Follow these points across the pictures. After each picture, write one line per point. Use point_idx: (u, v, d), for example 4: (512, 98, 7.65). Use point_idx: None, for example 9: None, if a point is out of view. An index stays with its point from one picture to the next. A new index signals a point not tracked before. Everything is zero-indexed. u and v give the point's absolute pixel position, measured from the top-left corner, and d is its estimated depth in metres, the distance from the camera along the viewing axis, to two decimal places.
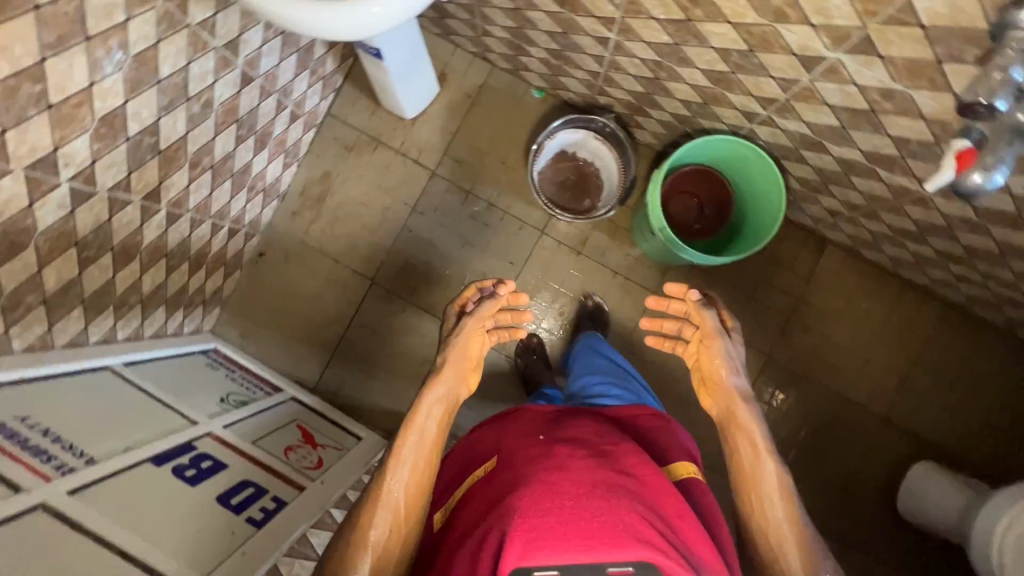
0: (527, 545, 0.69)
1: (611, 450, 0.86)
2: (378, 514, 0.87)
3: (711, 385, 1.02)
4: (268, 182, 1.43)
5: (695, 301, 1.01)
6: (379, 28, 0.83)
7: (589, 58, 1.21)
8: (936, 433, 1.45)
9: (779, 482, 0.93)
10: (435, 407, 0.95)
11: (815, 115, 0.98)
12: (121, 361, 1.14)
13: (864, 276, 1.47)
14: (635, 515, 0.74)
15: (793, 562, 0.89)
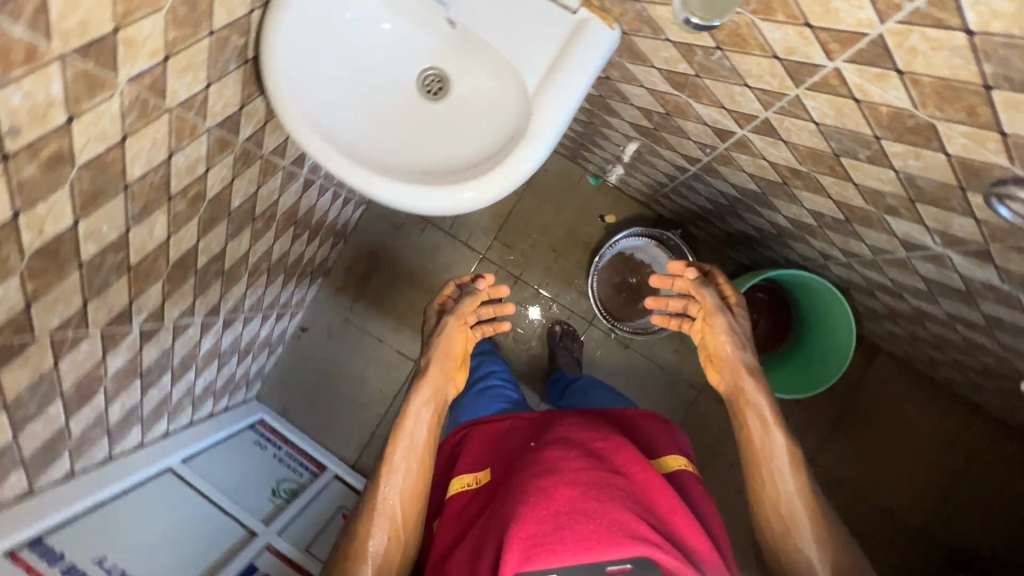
0: (525, 554, 0.59)
1: (600, 446, 0.78)
2: (377, 525, 0.78)
3: (716, 362, 0.87)
4: (317, 264, 1.41)
5: (694, 278, 0.87)
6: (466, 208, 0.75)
7: (661, 172, 1.18)
8: (977, 547, 1.43)
9: (793, 456, 0.80)
10: (424, 410, 0.85)
11: (902, 275, 0.95)
12: (178, 457, 1.11)
13: (912, 386, 1.45)
14: (629, 514, 0.65)
15: (807, 537, 0.78)
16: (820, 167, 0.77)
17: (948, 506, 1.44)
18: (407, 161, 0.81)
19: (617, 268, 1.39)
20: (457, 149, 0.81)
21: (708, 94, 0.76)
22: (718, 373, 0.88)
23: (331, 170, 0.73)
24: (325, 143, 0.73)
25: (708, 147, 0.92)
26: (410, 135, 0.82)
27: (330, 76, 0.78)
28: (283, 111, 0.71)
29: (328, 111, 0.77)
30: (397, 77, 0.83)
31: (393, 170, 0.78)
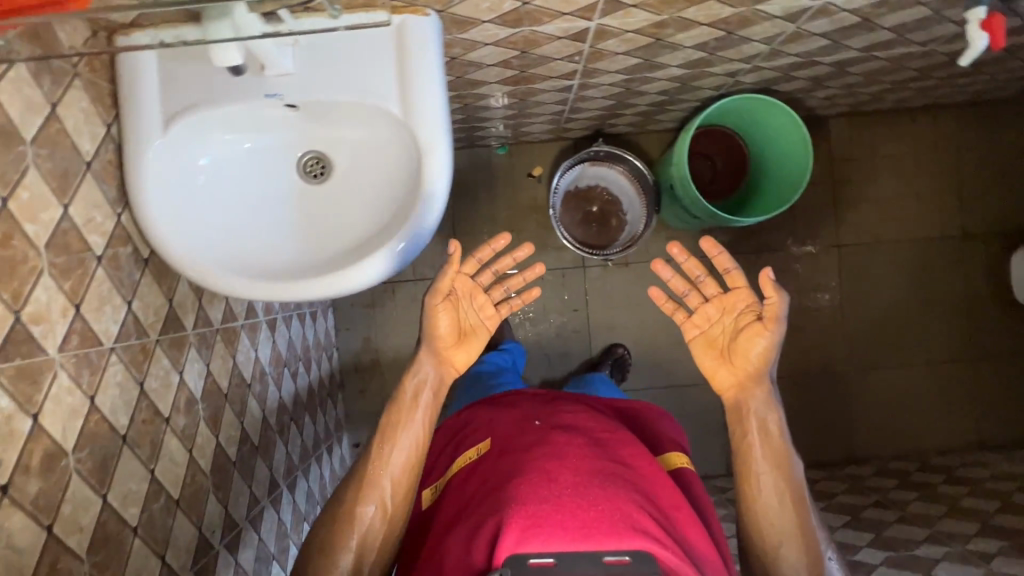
0: (524, 531, 0.71)
1: (606, 438, 0.94)
2: (364, 492, 0.85)
3: (738, 363, 0.85)
4: (328, 384, 1.39)
5: (770, 280, 0.82)
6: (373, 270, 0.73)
7: (552, 104, 1.18)
8: (1009, 218, 1.49)
9: (778, 453, 0.82)
10: (426, 379, 0.92)
11: (804, 46, 0.97)
12: None
13: (874, 128, 1.48)
14: (630, 503, 0.78)
15: (793, 558, 0.79)
16: (678, 5, 0.77)
17: (966, 203, 1.49)
18: (328, 246, 0.79)
19: (576, 206, 1.36)
20: (365, 210, 0.79)
21: (545, 11, 0.76)
22: (731, 375, 0.85)
23: (266, 299, 0.73)
24: (247, 278, 0.73)
25: (576, 55, 0.93)
26: (319, 221, 0.80)
27: (220, 217, 0.76)
28: (197, 274, 0.71)
29: (204, 239, 0.74)
30: (272, 170, 0.80)
31: (281, 262, 0.77)
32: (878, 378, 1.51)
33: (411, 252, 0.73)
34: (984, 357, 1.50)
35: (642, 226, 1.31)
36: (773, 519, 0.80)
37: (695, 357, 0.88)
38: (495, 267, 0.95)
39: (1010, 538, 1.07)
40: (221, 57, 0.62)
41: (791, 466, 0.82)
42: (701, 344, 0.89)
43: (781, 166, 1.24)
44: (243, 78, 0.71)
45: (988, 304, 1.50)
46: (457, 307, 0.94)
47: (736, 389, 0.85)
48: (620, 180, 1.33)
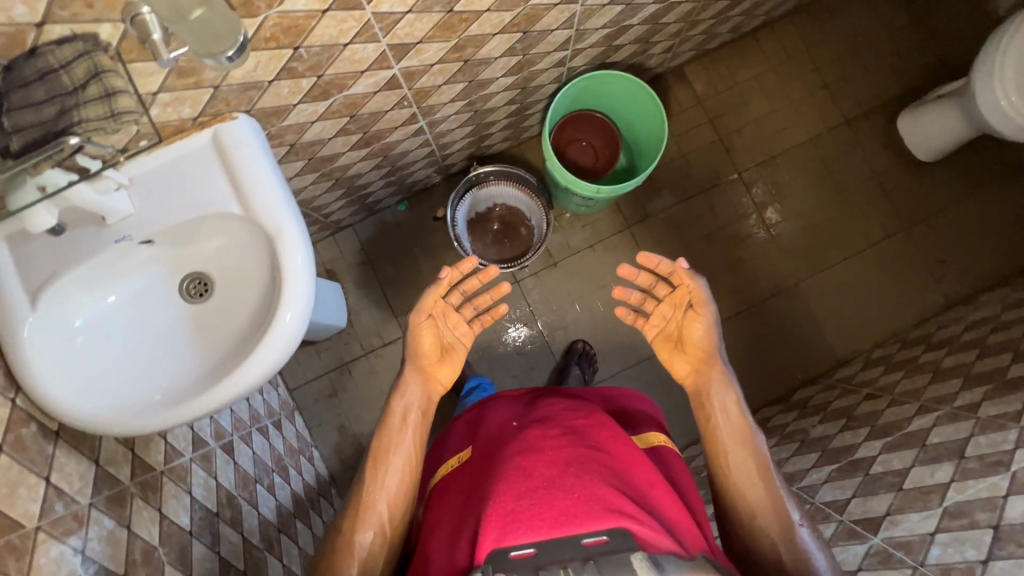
0: (503, 528, 0.68)
1: (582, 424, 0.87)
2: (365, 517, 0.86)
3: (691, 350, 0.96)
4: (316, 485, 1.37)
5: (684, 270, 0.92)
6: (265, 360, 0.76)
7: (418, 149, 1.23)
8: (881, 91, 1.55)
9: (740, 427, 0.88)
10: (411, 398, 0.98)
11: (603, 17, 1.04)
12: None
13: (726, 59, 1.56)
14: (606, 488, 0.73)
15: (769, 528, 0.80)
16: (458, 28, 0.84)
17: (837, 92, 1.56)
18: (229, 352, 0.81)
19: (481, 228, 1.40)
20: (252, 306, 0.83)
21: (344, 75, 0.82)
22: (688, 362, 0.96)
23: (183, 422, 0.74)
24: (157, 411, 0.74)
25: (404, 101, 0.98)
26: (217, 333, 0.84)
27: (119, 368, 0.79)
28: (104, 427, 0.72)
29: (109, 391, 0.77)
30: (153, 306, 0.84)
31: (187, 385, 0.79)
32: (831, 277, 1.52)
33: (299, 322, 0.77)
34: (917, 222, 1.53)
35: (543, 229, 1.36)
36: (741, 489, 0.83)
37: (657, 352, 1.01)
38: (468, 287, 1.06)
39: (992, 380, 1.06)
40: (34, 221, 0.65)
41: (751, 439, 0.86)
42: (661, 340, 1.00)
43: (647, 140, 1.32)
44: (67, 236, 0.75)
45: (897, 173, 1.54)
46: (438, 326, 1.03)
47: (694, 374, 0.96)
48: (513, 191, 1.37)
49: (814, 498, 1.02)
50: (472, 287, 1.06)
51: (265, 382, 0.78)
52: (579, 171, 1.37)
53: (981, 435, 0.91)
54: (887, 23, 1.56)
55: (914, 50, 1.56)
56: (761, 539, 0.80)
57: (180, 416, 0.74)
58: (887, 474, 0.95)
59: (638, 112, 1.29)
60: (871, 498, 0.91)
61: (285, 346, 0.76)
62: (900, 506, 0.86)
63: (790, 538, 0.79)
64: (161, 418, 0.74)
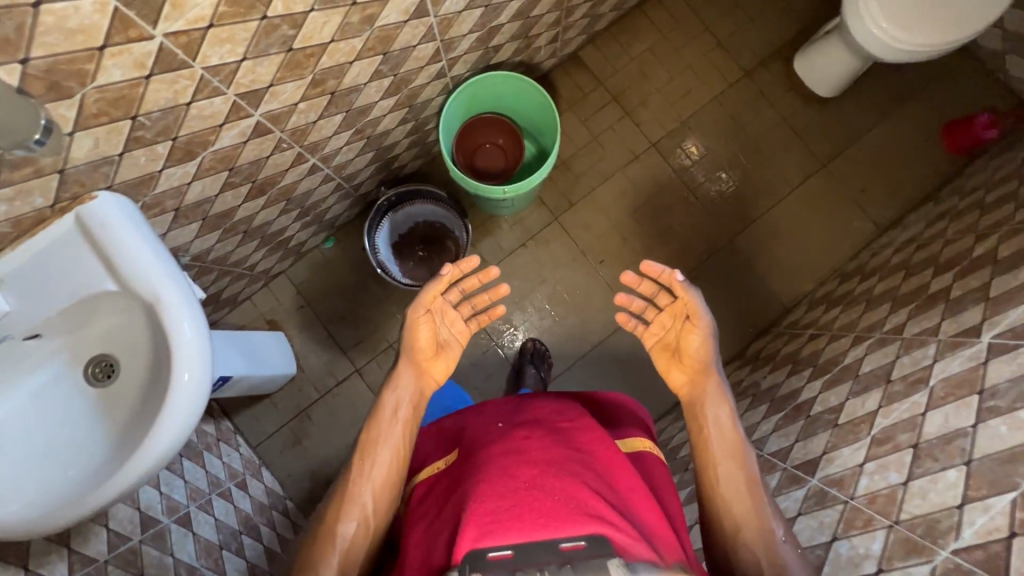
0: (481, 528, 0.63)
1: (567, 426, 0.85)
2: (348, 506, 0.81)
3: (687, 361, 0.91)
4: (294, 536, 1.36)
5: (679, 283, 0.88)
6: (169, 428, 0.74)
7: (322, 185, 1.23)
8: (776, 37, 1.57)
9: (733, 439, 0.83)
10: (403, 394, 0.93)
11: (466, 23, 1.05)
12: None
13: (619, 36, 1.57)
14: (587, 490, 0.69)
15: (751, 543, 0.76)
16: (308, 64, 0.84)
17: (733, 47, 1.58)
18: (140, 427, 0.80)
19: (408, 250, 1.40)
20: (158, 376, 0.82)
21: (202, 132, 0.81)
22: (685, 372, 0.92)
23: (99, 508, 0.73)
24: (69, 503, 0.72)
25: (282, 143, 0.98)
26: (130, 411, 0.83)
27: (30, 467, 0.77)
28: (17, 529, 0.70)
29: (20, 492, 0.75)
30: (58, 399, 0.83)
31: (102, 469, 0.78)
32: (764, 227, 1.54)
33: (200, 381, 0.76)
34: (835, 157, 1.55)
35: (467, 240, 1.37)
36: (726, 502, 0.79)
37: (654, 363, 0.96)
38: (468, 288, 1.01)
39: (916, 299, 1.07)
40: None
41: (742, 451, 0.82)
42: (659, 349, 0.96)
43: (553, 126, 1.29)
44: None
45: (807, 114, 1.56)
46: (435, 323, 0.98)
47: (690, 385, 0.91)
48: (433, 208, 1.38)
49: (763, 450, 1.02)
50: (470, 287, 1.01)
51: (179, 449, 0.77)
52: (508, 177, 1.39)
53: (905, 356, 0.92)
54: None
55: None
56: (741, 549, 0.76)
57: (93, 502, 0.72)
58: (824, 412, 0.95)
59: (529, 104, 1.30)
60: (810, 440, 0.91)
61: (187, 411, 0.75)
62: (835, 441, 0.86)
63: (771, 552, 0.74)
64: (75, 508, 0.72)
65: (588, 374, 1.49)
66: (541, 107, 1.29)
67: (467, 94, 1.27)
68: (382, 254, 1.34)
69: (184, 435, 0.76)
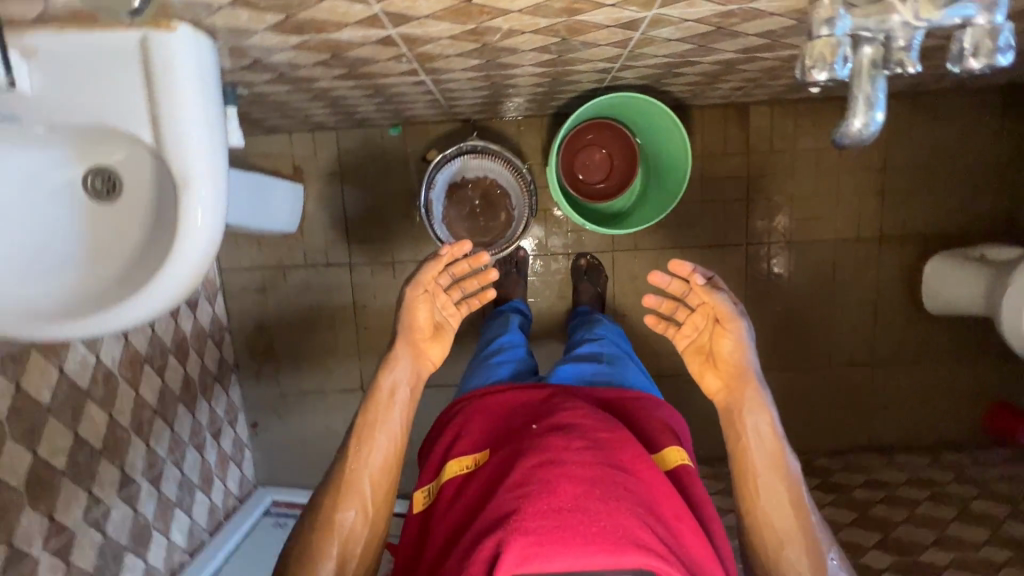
0: (524, 555, 0.59)
1: (609, 437, 0.73)
2: (350, 496, 0.80)
3: (722, 367, 0.86)
4: (215, 370, 1.40)
5: (702, 284, 0.84)
6: (173, 281, 0.70)
7: (418, 94, 1.09)
8: (937, 222, 1.40)
9: (775, 450, 0.80)
10: (398, 373, 0.88)
11: (667, 48, 0.87)
12: None
13: (798, 117, 1.38)
14: (632, 519, 0.63)
15: (794, 559, 0.76)
16: (477, 17, 0.68)
17: (891, 202, 1.40)
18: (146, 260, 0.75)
19: (461, 195, 1.29)
20: (166, 209, 0.75)
21: (325, 22, 0.67)
22: (719, 377, 0.86)
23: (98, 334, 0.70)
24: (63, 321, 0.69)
25: (401, 57, 0.83)
26: (130, 235, 0.77)
27: (15, 261, 0.72)
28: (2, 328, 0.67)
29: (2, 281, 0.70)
30: (52, 199, 0.76)
31: (99, 293, 0.74)
32: (777, 380, 1.49)
33: (211, 226, 0.69)
34: (888, 364, 1.47)
35: (527, 216, 1.25)
36: (768, 520, 0.78)
37: (686, 366, 0.91)
38: (458, 272, 0.95)
39: None
40: None
41: (780, 460, 0.79)
42: (691, 350, 0.90)
43: (677, 184, 1.12)
44: None
45: (897, 311, 1.45)
46: (431, 304, 0.93)
47: (725, 392, 0.86)
48: (510, 176, 1.25)
49: None
50: (462, 271, 0.95)
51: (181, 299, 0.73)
52: (608, 204, 1.25)
53: None
54: (985, 151, 1.37)
55: (994, 194, 1.39)
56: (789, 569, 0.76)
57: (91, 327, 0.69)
58: None
59: (660, 139, 1.15)
60: None
61: (192, 273, 0.70)
62: None
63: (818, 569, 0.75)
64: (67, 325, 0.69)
65: None
66: (671, 149, 1.13)
67: (606, 102, 1.10)
68: (435, 194, 1.23)
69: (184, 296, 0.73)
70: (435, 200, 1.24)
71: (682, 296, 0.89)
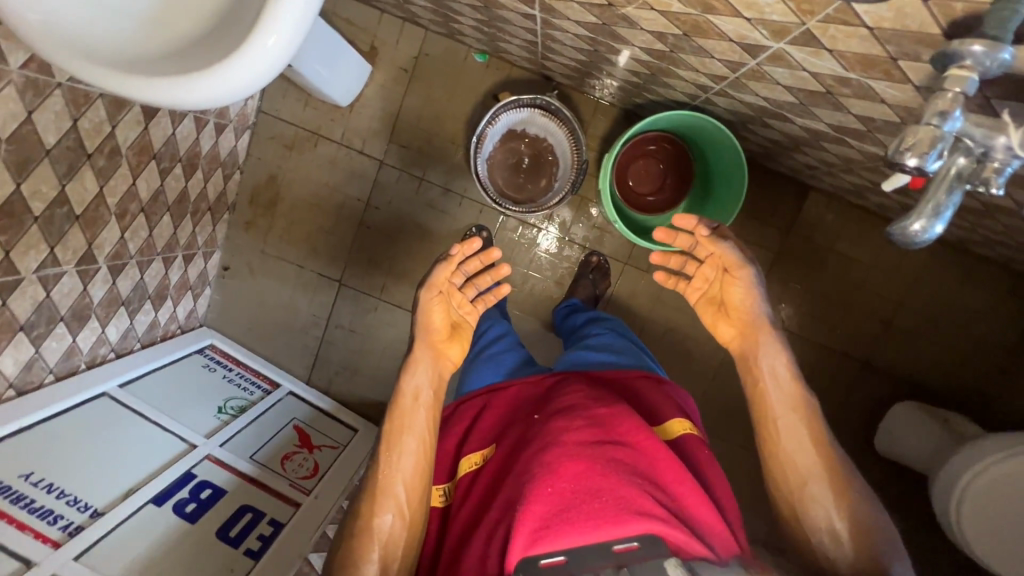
0: (533, 535, 0.63)
1: (605, 412, 0.78)
2: (383, 501, 0.79)
3: (733, 314, 0.90)
4: (213, 200, 1.39)
5: (708, 235, 0.89)
6: (235, 84, 0.71)
7: (520, 29, 1.08)
8: (922, 374, 1.43)
9: (791, 392, 0.85)
10: (419, 374, 0.89)
11: (770, 92, 0.86)
12: (117, 383, 1.17)
13: (847, 221, 1.39)
14: (633, 489, 0.67)
15: (820, 495, 0.79)
16: None
17: (891, 337, 1.43)
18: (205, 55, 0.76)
19: (513, 145, 1.28)
20: (244, 16, 0.77)
21: None
22: (732, 326, 0.91)
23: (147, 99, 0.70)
24: (103, 69, 0.69)
25: None
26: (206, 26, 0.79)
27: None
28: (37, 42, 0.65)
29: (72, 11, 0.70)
30: None
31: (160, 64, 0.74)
32: None
33: (280, 53, 0.71)
34: None
35: (569, 189, 1.22)
36: (790, 467, 0.82)
37: (700, 317, 0.95)
38: (472, 268, 0.97)
39: None
40: None
41: (800, 401, 0.84)
42: (703, 303, 0.95)
43: (735, 201, 1.10)
44: None
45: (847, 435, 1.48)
46: (448, 303, 0.95)
47: (738, 338, 0.90)
48: (564, 144, 1.24)
49: None
50: (474, 268, 0.97)
51: (223, 104, 0.73)
52: (660, 217, 1.24)
53: None
54: (995, 329, 1.40)
55: (985, 373, 1.42)
56: (818, 518, 0.79)
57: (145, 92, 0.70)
58: None
59: (720, 160, 1.14)
60: None
61: (247, 79, 0.71)
62: None
63: (842, 506, 0.79)
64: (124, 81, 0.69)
65: None
66: (732, 169, 1.12)
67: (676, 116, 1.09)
68: (492, 138, 1.23)
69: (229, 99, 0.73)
70: (489, 143, 1.24)
71: (692, 250, 0.94)
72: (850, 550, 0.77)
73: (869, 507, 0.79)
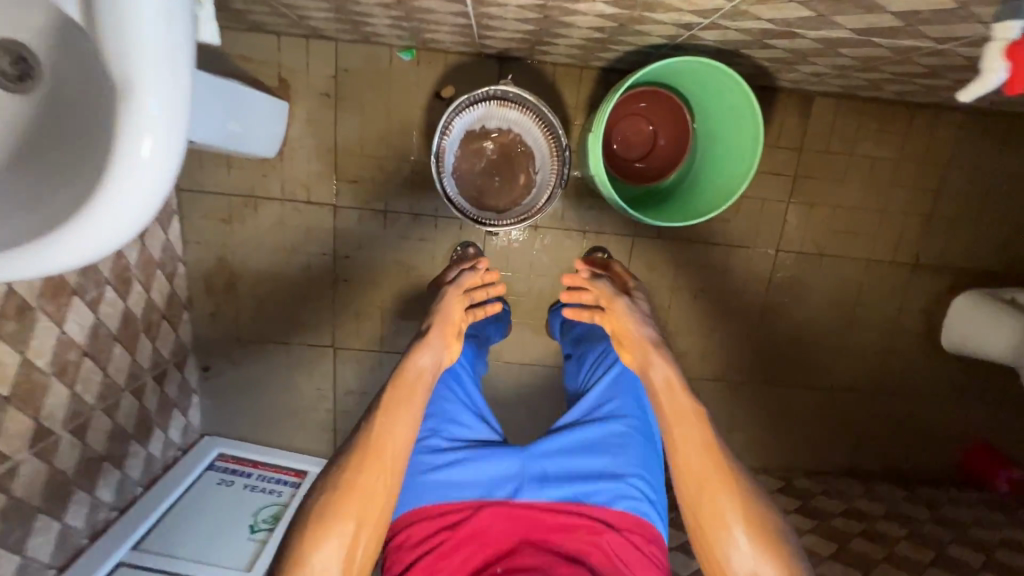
0: None
1: None
2: (367, 459, 0.77)
3: (625, 347, 0.90)
4: (164, 306, 1.21)
5: (586, 277, 0.95)
6: (125, 221, 0.54)
7: (447, 15, 0.88)
8: (976, 258, 1.31)
9: (692, 407, 0.82)
10: (427, 354, 0.88)
11: (778, 12, 0.69)
12: (130, 544, 1.05)
13: (861, 118, 1.23)
14: None
15: (725, 501, 0.77)
16: None
17: (935, 228, 1.30)
18: (81, 178, 0.61)
19: (477, 146, 1.10)
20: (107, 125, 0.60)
21: None
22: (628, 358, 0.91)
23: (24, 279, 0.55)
24: None
25: None
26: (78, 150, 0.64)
27: None
28: None
29: None
30: None
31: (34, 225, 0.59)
32: (777, 396, 1.41)
33: (161, 158, 0.54)
34: (888, 394, 1.41)
35: (556, 180, 1.05)
36: (695, 479, 0.79)
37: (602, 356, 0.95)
38: (479, 297, 0.99)
39: None
40: None
41: (700, 411, 0.81)
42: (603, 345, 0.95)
43: (752, 139, 0.91)
44: None
45: (910, 343, 1.38)
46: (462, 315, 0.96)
47: (636, 364, 0.90)
48: (535, 131, 1.06)
49: None
50: (478, 296, 0.99)
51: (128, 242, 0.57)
52: (673, 177, 1.07)
53: None
54: None
55: None
56: (722, 527, 0.76)
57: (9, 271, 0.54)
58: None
59: (718, 97, 0.94)
60: None
61: (133, 210, 0.54)
62: None
63: (744, 509, 0.76)
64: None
65: (527, 383, 1.38)
66: (734, 103, 0.92)
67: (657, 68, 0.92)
68: (452, 149, 1.04)
69: (134, 234, 0.56)
70: (451, 155, 1.05)
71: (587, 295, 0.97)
72: (750, 553, 0.75)
73: (765, 505, 0.78)
